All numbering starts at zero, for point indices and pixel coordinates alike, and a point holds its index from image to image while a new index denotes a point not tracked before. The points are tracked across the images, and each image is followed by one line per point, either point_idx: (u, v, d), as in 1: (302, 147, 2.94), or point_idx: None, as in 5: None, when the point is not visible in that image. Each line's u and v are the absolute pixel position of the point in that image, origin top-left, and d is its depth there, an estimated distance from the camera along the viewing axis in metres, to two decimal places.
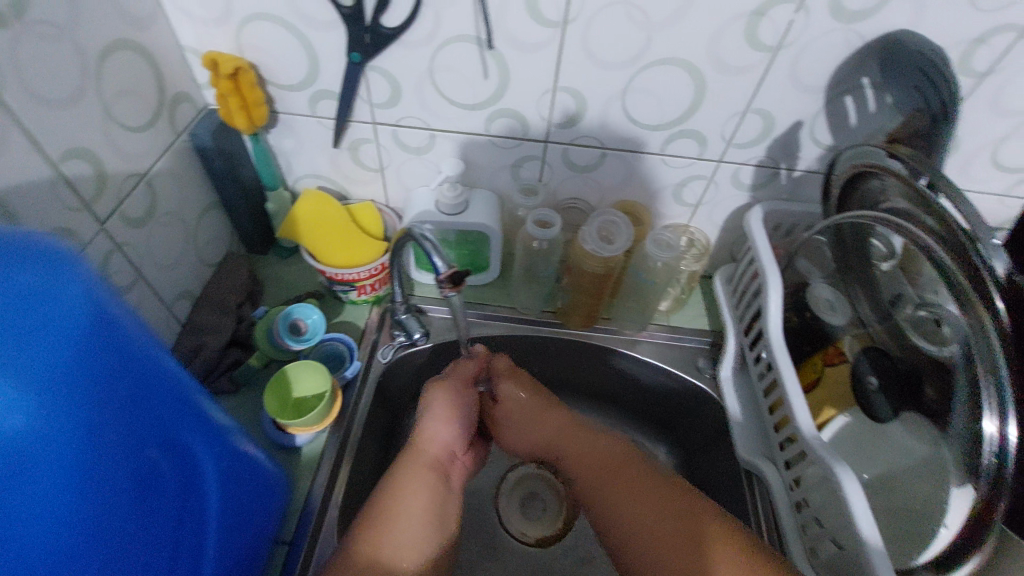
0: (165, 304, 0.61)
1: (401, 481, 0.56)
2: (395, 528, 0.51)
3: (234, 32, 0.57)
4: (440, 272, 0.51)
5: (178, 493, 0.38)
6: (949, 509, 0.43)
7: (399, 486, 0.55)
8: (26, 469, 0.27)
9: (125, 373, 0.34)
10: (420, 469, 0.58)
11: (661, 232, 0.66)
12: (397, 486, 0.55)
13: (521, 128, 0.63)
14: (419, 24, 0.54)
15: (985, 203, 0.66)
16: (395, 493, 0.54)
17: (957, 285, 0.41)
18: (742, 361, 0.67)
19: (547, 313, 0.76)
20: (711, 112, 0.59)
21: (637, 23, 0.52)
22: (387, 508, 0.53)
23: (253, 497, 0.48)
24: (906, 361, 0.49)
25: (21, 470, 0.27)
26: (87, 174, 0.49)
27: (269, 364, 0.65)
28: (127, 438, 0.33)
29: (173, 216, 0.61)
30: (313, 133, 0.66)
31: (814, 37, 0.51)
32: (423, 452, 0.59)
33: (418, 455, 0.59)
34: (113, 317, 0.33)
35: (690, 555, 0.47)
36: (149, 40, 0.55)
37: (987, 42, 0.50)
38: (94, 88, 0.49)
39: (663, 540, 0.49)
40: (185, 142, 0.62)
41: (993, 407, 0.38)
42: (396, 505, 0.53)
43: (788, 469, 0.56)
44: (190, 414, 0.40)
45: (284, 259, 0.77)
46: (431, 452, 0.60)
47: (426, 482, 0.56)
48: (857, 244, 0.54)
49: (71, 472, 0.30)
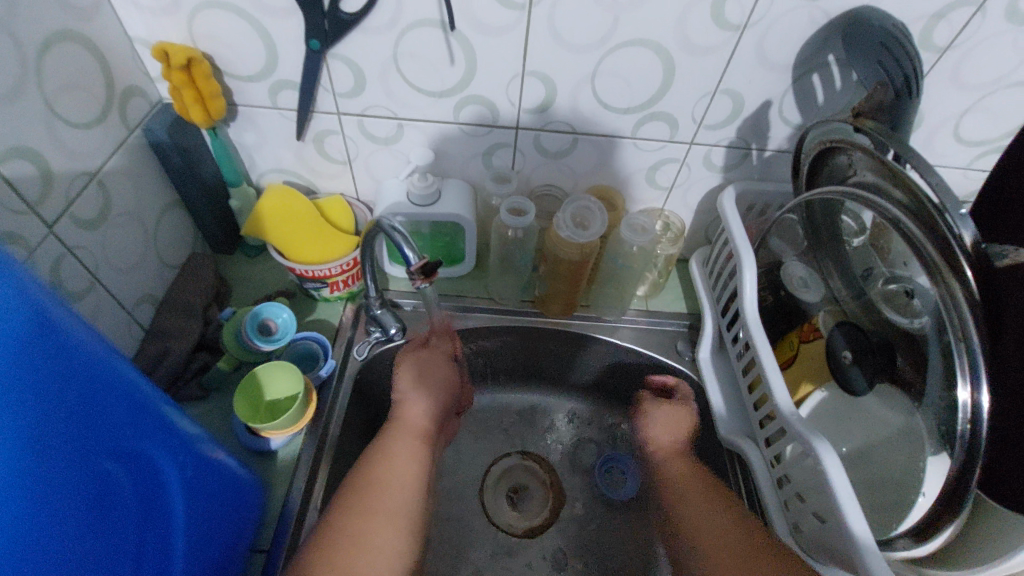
0: (125, 308, 0.59)
1: (390, 456, 0.59)
2: (384, 505, 0.55)
3: (185, 21, 0.54)
4: (411, 264, 0.49)
5: (139, 503, 0.36)
6: (926, 478, 0.44)
7: (388, 468, 0.58)
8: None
9: (75, 381, 0.32)
10: (408, 443, 0.62)
11: (636, 216, 0.65)
12: (389, 463, 0.58)
13: (490, 115, 0.62)
14: (381, 9, 0.52)
15: (949, 176, 0.67)
16: (387, 470, 0.58)
17: (927, 258, 0.42)
18: (721, 342, 0.67)
19: (526, 302, 0.75)
20: (681, 94, 0.59)
21: (603, 4, 0.51)
22: (378, 485, 0.56)
23: (223, 506, 0.46)
24: (880, 334, 0.50)
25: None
26: (32, 175, 0.46)
27: (240, 367, 0.63)
28: (81, 447, 0.31)
29: (130, 216, 0.58)
30: (274, 125, 0.64)
31: (780, 14, 0.51)
32: (411, 426, 0.64)
33: (407, 431, 0.63)
34: (58, 322, 0.31)
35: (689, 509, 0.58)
36: (93, 30, 0.52)
37: (945, 17, 0.51)
38: (35, 83, 0.46)
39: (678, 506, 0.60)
40: (139, 139, 0.59)
41: (966, 374, 0.39)
42: (387, 481, 0.57)
43: (768, 447, 0.57)
44: (151, 421, 0.38)
45: (251, 258, 0.75)
46: (414, 426, 0.64)
47: (414, 457, 0.60)
48: (827, 219, 0.55)
49: (18, 493, 0.27)
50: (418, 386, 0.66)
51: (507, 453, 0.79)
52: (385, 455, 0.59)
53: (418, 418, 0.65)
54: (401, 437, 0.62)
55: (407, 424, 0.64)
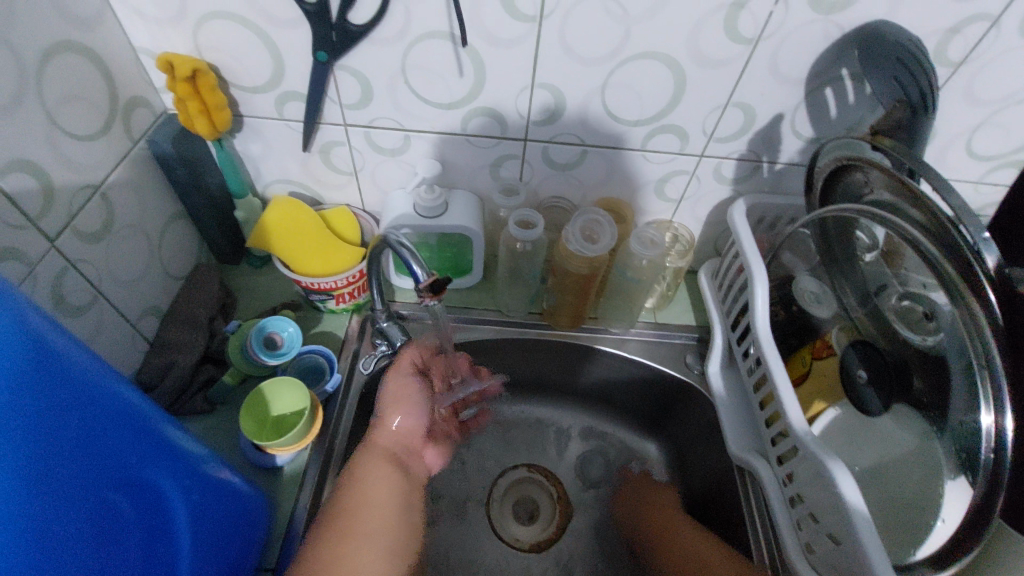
0: (129, 321, 0.58)
1: (361, 477, 0.57)
2: (359, 530, 0.53)
3: (191, 32, 0.54)
4: (420, 281, 0.48)
5: (146, 531, 0.35)
6: (945, 503, 0.43)
7: (362, 489, 0.55)
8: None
9: (75, 408, 0.31)
10: (379, 464, 0.59)
11: (645, 229, 0.65)
12: (362, 485, 0.56)
13: (499, 126, 0.61)
14: (390, 20, 0.52)
15: (961, 190, 0.66)
16: (359, 492, 0.55)
17: (946, 278, 0.41)
18: (731, 356, 0.67)
19: (534, 314, 0.75)
20: (691, 107, 0.58)
21: (615, 17, 0.50)
22: (351, 509, 0.54)
23: (229, 528, 0.45)
24: (894, 353, 0.49)
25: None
26: (32, 189, 0.46)
27: (245, 381, 0.62)
28: (85, 476, 0.31)
29: (134, 228, 0.58)
30: (280, 136, 0.63)
31: (794, 28, 0.51)
32: (382, 446, 0.60)
33: (379, 450, 0.60)
34: (54, 349, 0.30)
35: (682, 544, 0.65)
36: (96, 42, 0.51)
37: (960, 32, 0.50)
38: (36, 95, 0.45)
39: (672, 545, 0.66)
40: (144, 150, 0.58)
41: (990, 400, 0.38)
42: (360, 505, 0.54)
43: (780, 465, 0.56)
44: (155, 446, 0.37)
45: (256, 268, 0.74)
46: (389, 445, 0.61)
47: (385, 479, 0.58)
48: (841, 237, 0.55)
49: (19, 526, 0.27)
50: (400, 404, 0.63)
51: (514, 465, 0.79)
52: (357, 477, 0.56)
53: (392, 437, 0.62)
54: (372, 458, 0.59)
55: (381, 444, 0.60)
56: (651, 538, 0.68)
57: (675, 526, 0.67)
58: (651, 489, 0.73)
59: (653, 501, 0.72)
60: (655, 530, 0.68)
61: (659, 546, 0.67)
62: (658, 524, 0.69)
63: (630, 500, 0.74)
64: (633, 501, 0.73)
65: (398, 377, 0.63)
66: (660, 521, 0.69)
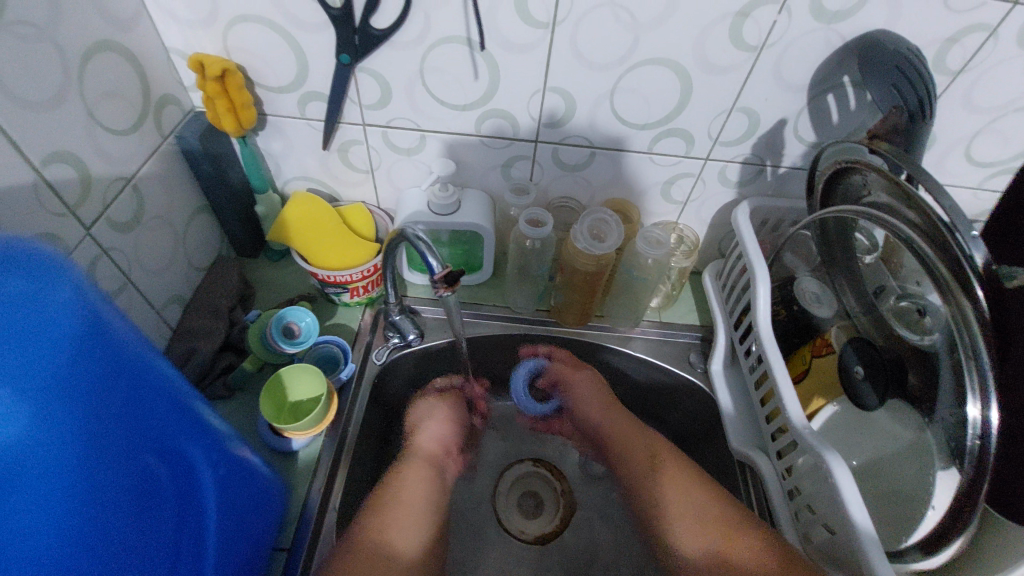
0: (154, 308, 0.60)
1: (400, 477, 0.63)
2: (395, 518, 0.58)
3: (221, 34, 0.57)
4: (435, 272, 0.51)
5: (177, 498, 0.37)
6: (936, 492, 0.45)
7: (400, 483, 0.62)
8: (13, 486, 0.26)
9: (122, 378, 0.33)
10: (418, 465, 0.65)
11: (651, 229, 0.67)
12: (403, 482, 0.62)
13: (511, 128, 0.64)
14: (410, 25, 0.54)
15: (961, 196, 0.68)
16: (398, 486, 0.62)
17: (939, 276, 0.43)
18: (733, 354, 0.68)
19: (541, 311, 0.76)
20: (698, 111, 0.60)
21: (624, 25, 0.53)
22: (390, 499, 0.60)
23: (251, 506, 0.47)
24: (889, 351, 0.51)
25: (9, 487, 0.26)
26: (72, 179, 0.48)
27: (263, 368, 0.65)
28: (127, 442, 0.33)
29: (161, 220, 0.60)
30: (301, 135, 0.66)
31: (797, 37, 0.53)
32: (420, 451, 0.67)
33: (417, 454, 0.67)
34: (104, 323, 0.33)
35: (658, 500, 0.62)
36: (132, 41, 0.54)
37: (959, 41, 0.52)
38: (77, 91, 0.48)
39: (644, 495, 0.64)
40: (172, 146, 0.61)
41: (976, 392, 0.40)
42: (398, 498, 0.60)
43: (780, 459, 0.58)
44: (188, 420, 0.39)
45: (274, 262, 0.76)
46: (427, 449, 0.68)
47: (424, 477, 0.64)
48: (841, 238, 0.56)
49: (65, 488, 0.29)
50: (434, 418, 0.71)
51: (520, 460, 0.81)
52: (397, 475, 0.63)
53: (426, 443, 0.69)
54: (412, 459, 0.66)
55: (420, 449, 0.68)
56: (630, 470, 0.67)
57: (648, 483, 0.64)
58: (602, 403, 0.72)
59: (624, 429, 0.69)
60: (627, 461, 0.67)
61: (644, 488, 0.64)
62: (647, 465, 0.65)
63: (587, 405, 0.72)
64: (591, 412, 0.72)
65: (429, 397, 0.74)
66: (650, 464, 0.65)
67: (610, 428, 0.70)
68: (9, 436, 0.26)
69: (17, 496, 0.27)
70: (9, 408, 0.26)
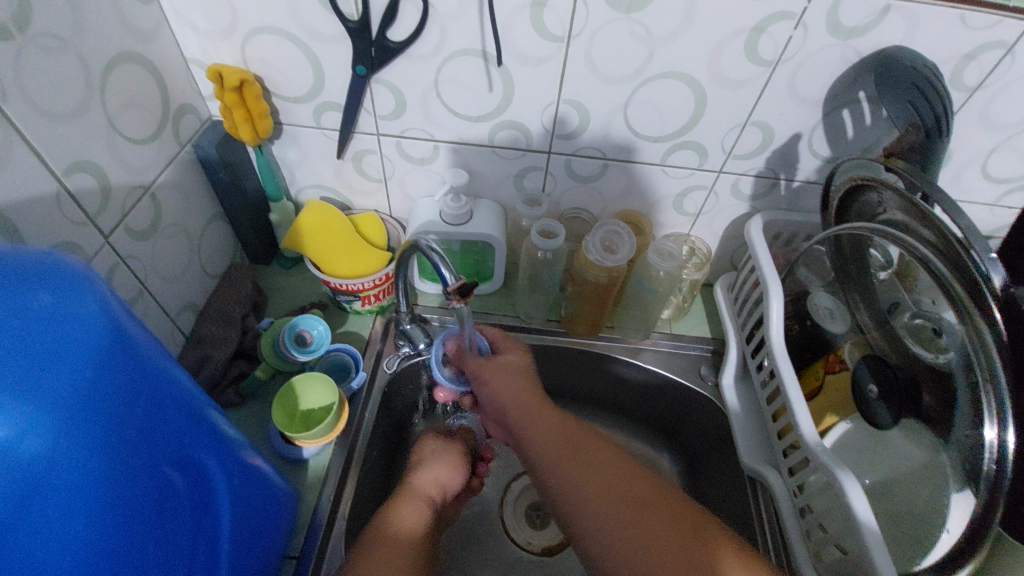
0: (168, 315, 0.61)
1: (396, 507, 0.57)
2: (400, 541, 0.52)
3: (239, 45, 0.57)
4: (448, 284, 0.50)
5: (192, 507, 0.38)
6: (950, 515, 0.44)
7: (399, 509, 0.56)
8: (36, 500, 0.27)
9: (144, 390, 0.34)
10: (417, 499, 0.59)
11: (663, 242, 0.66)
12: (400, 510, 0.56)
13: (524, 139, 0.64)
14: (425, 38, 0.55)
15: (976, 213, 0.67)
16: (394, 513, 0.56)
17: (953, 294, 0.43)
18: (744, 368, 0.68)
19: (551, 321, 0.77)
20: (711, 124, 0.60)
21: (639, 38, 0.53)
22: (391, 524, 0.54)
23: (263, 513, 0.48)
24: (905, 369, 0.50)
25: (28, 500, 0.27)
26: (92, 188, 0.49)
27: (274, 376, 0.65)
28: (146, 452, 0.34)
29: (177, 227, 0.61)
30: (316, 144, 0.67)
31: (812, 52, 0.53)
32: (420, 489, 0.60)
33: (414, 490, 0.60)
34: (127, 335, 0.33)
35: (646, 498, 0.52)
36: (153, 52, 0.55)
37: (976, 58, 0.52)
38: (98, 101, 0.49)
39: (620, 495, 0.52)
40: (189, 154, 0.62)
41: (993, 413, 0.40)
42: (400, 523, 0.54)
43: (791, 476, 0.57)
44: (204, 430, 0.40)
45: (287, 269, 0.77)
46: (426, 488, 0.61)
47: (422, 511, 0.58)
48: (855, 254, 0.56)
49: (88, 501, 0.30)
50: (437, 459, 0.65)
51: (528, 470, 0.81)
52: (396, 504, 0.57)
53: (431, 484, 0.62)
54: (411, 494, 0.59)
55: (419, 487, 0.61)
56: (618, 498, 0.52)
57: (632, 479, 0.53)
58: (537, 399, 0.60)
59: (585, 440, 0.57)
60: (609, 489, 0.52)
61: (632, 489, 0.52)
62: (646, 497, 0.52)
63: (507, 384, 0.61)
64: (509, 395, 0.60)
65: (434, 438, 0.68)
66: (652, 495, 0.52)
67: (559, 439, 0.56)
68: (36, 451, 0.27)
69: (39, 509, 0.27)
70: (38, 423, 0.27)
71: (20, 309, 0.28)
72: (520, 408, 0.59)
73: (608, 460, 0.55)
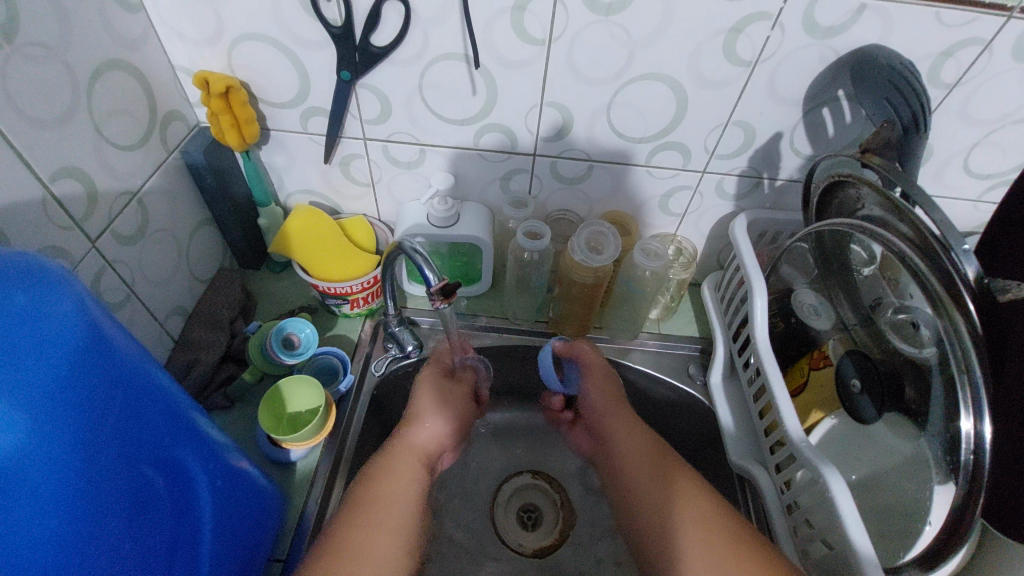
0: (157, 320, 0.61)
1: (386, 470, 0.58)
2: (386, 519, 0.53)
3: (225, 52, 0.58)
4: (431, 285, 0.51)
5: (172, 510, 0.37)
6: (932, 507, 0.44)
7: (388, 474, 0.57)
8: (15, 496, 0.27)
9: (122, 388, 0.34)
10: (409, 462, 0.60)
11: (649, 242, 0.67)
12: (387, 479, 0.56)
13: (509, 142, 0.65)
14: (409, 43, 0.55)
15: (960, 209, 0.68)
16: (383, 482, 0.56)
17: (931, 290, 0.43)
18: (732, 366, 0.68)
19: (541, 323, 0.77)
20: (694, 124, 0.61)
21: (620, 41, 0.54)
22: (376, 497, 0.55)
23: (247, 512, 0.48)
24: (887, 364, 0.50)
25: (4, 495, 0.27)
26: (78, 194, 0.50)
27: (263, 379, 0.65)
28: (125, 451, 0.34)
29: (165, 233, 0.61)
30: (303, 149, 0.67)
31: (790, 52, 0.53)
32: (414, 447, 0.62)
33: (405, 448, 0.61)
34: (104, 335, 0.33)
35: (655, 477, 0.60)
36: (140, 59, 0.55)
37: (953, 55, 0.53)
38: (85, 109, 0.50)
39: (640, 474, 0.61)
40: (177, 161, 0.62)
41: (968, 405, 0.40)
42: (386, 497, 0.55)
43: (778, 473, 0.57)
44: (185, 432, 0.40)
45: (276, 273, 0.77)
46: (420, 444, 0.63)
47: (415, 477, 0.59)
48: (837, 251, 0.56)
49: (59, 498, 0.29)
50: (433, 411, 0.65)
51: (519, 471, 0.81)
52: (384, 470, 0.57)
53: (425, 439, 0.63)
54: (403, 454, 0.60)
55: (413, 444, 0.62)
56: (639, 477, 0.61)
57: (644, 462, 0.62)
58: (619, 400, 0.68)
59: (635, 428, 0.66)
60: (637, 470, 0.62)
61: (642, 471, 0.61)
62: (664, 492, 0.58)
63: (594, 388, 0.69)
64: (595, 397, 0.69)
65: (431, 381, 0.67)
66: (664, 502, 0.57)
67: (621, 433, 0.66)
68: (5, 447, 0.27)
69: (9, 506, 0.27)
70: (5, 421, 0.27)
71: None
72: (600, 401, 0.68)
73: (639, 448, 0.63)
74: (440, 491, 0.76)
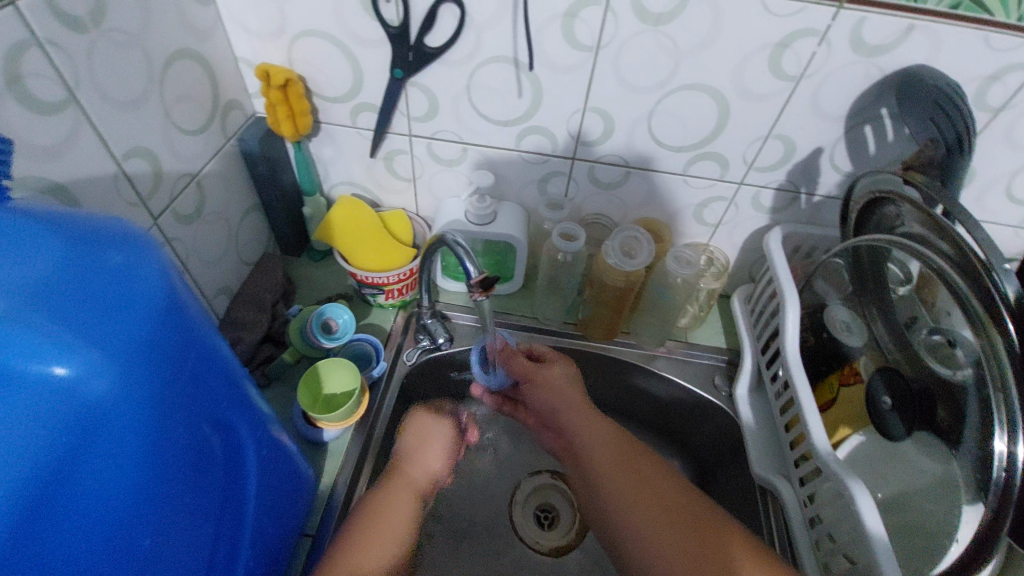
0: (205, 297, 0.64)
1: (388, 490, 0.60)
2: (382, 539, 0.55)
3: (286, 47, 0.61)
4: (471, 277, 0.52)
5: (223, 468, 0.40)
6: (960, 525, 0.45)
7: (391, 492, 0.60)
8: (94, 441, 0.29)
9: (194, 353, 0.35)
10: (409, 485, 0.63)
11: (682, 249, 0.68)
12: (388, 500, 0.59)
13: (550, 145, 0.66)
14: (461, 45, 0.58)
15: (999, 234, 0.67)
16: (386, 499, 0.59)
17: (971, 311, 0.43)
18: (759, 379, 0.68)
19: (568, 324, 0.78)
20: (734, 136, 0.62)
21: (666, 50, 0.55)
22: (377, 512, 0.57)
23: (285, 481, 0.50)
24: (919, 381, 0.50)
25: (83, 439, 0.29)
26: (146, 172, 0.53)
27: (300, 361, 0.68)
28: (191, 412, 0.35)
29: (218, 215, 0.64)
30: (351, 142, 0.70)
31: (835, 69, 0.54)
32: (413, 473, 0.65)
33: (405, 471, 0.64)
34: (183, 302, 0.34)
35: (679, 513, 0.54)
36: (207, 50, 0.59)
37: (999, 80, 0.53)
38: (157, 94, 0.53)
39: (659, 511, 0.55)
40: (234, 147, 0.65)
41: (1003, 423, 0.40)
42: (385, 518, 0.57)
43: (802, 486, 0.57)
44: (239, 399, 0.41)
45: (315, 261, 0.80)
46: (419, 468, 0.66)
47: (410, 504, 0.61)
48: (873, 269, 0.56)
49: (125, 457, 0.31)
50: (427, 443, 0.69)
51: (539, 471, 0.81)
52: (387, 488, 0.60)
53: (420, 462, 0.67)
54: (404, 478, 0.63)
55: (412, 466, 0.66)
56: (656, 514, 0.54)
57: (658, 495, 0.56)
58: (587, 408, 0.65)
59: (626, 449, 0.61)
60: (652, 505, 0.55)
61: (661, 505, 0.55)
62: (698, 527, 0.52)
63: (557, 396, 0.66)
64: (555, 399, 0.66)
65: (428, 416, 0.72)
66: (707, 544, 0.51)
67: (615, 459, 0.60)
68: (75, 406, 0.28)
69: (77, 460, 0.29)
70: (89, 374, 0.28)
71: (78, 267, 0.29)
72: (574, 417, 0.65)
73: (646, 476, 0.58)
74: (459, 483, 0.77)
